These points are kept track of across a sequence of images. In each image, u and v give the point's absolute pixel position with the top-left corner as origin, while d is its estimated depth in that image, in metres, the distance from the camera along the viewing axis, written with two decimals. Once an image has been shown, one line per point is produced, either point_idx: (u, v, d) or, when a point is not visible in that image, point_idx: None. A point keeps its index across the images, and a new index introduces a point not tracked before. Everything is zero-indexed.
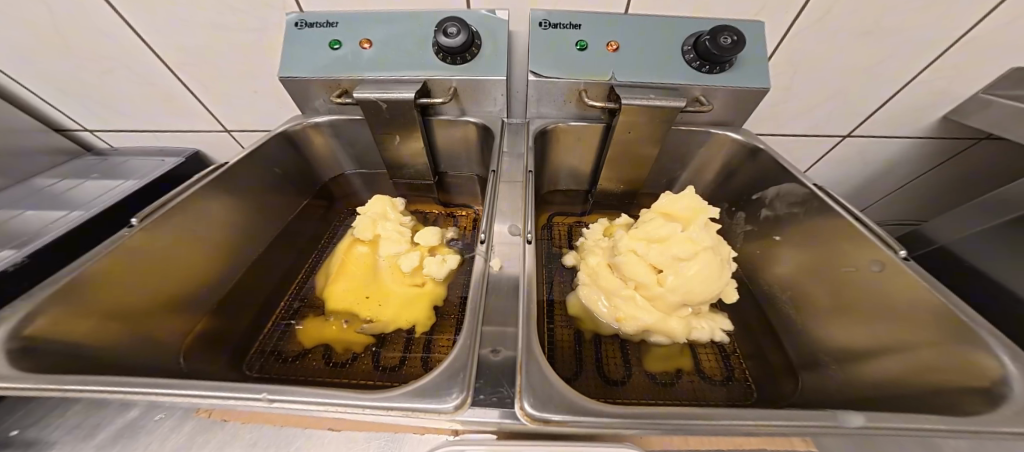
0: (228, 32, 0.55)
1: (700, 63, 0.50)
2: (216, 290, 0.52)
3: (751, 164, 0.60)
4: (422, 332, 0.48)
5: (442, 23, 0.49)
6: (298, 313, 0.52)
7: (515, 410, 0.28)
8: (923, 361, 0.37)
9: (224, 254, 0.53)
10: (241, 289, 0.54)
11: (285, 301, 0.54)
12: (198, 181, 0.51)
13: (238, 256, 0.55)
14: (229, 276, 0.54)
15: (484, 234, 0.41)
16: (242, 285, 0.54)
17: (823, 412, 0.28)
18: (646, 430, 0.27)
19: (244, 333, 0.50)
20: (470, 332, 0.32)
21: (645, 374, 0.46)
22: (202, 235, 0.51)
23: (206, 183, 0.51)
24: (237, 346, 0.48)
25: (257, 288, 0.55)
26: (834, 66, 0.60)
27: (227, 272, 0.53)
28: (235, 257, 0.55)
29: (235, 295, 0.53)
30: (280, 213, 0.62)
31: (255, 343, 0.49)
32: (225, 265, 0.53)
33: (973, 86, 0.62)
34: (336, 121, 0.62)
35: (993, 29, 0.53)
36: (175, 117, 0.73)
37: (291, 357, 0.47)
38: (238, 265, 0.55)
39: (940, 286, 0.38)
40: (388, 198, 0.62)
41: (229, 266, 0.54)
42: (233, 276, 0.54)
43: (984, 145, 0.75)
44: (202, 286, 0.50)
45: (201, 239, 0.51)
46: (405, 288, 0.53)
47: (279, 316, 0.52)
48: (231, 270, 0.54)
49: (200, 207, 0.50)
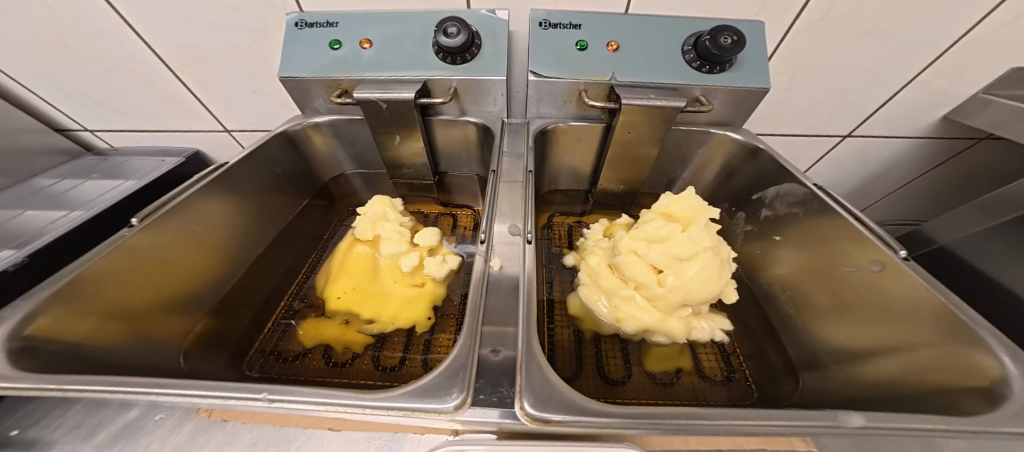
0: (228, 32, 0.55)
1: (700, 63, 0.50)
2: (216, 290, 0.52)
3: (751, 164, 0.60)
4: (422, 332, 0.48)
5: (442, 23, 0.49)
6: (298, 313, 0.52)
7: (515, 410, 0.28)
8: (923, 361, 0.37)
9: (224, 254, 0.53)
10: (241, 289, 0.54)
11: (285, 302, 0.54)
12: (198, 180, 0.51)
13: (238, 256, 0.55)
14: (229, 276, 0.54)
15: (484, 233, 0.41)
16: (242, 285, 0.54)
17: (823, 412, 0.28)
18: (646, 430, 0.27)
19: (244, 333, 0.50)
20: (470, 332, 0.32)
21: (645, 374, 0.46)
22: (202, 235, 0.51)
23: (206, 183, 0.51)
24: (237, 346, 0.48)
25: (257, 288, 0.55)
26: (834, 66, 0.60)
27: (227, 272, 0.53)
28: (236, 257, 0.55)
29: (235, 295, 0.53)
30: (281, 213, 0.62)
31: (255, 343, 0.49)
32: (225, 265, 0.53)
33: (974, 86, 0.62)
34: (336, 121, 0.62)
35: (993, 29, 0.53)
36: (175, 117, 0.73)
37: (291, 357, 0.47)
38: (238, 265, 0.55)
39: (940, 286, 0.38)
40: (387, 199, 0.62)
41: (230, 266, 0.54)
42: (234, 276, 0.54)
43: (984, 145, 0.75)
44: (202, 286, 0.50)
45: (202, 239, 0.51)
46: (405, 288, 0.53)
47: (279, 316, 0.52)
48: (232, 270, 0.54)
49: (200, 207, 0.50)
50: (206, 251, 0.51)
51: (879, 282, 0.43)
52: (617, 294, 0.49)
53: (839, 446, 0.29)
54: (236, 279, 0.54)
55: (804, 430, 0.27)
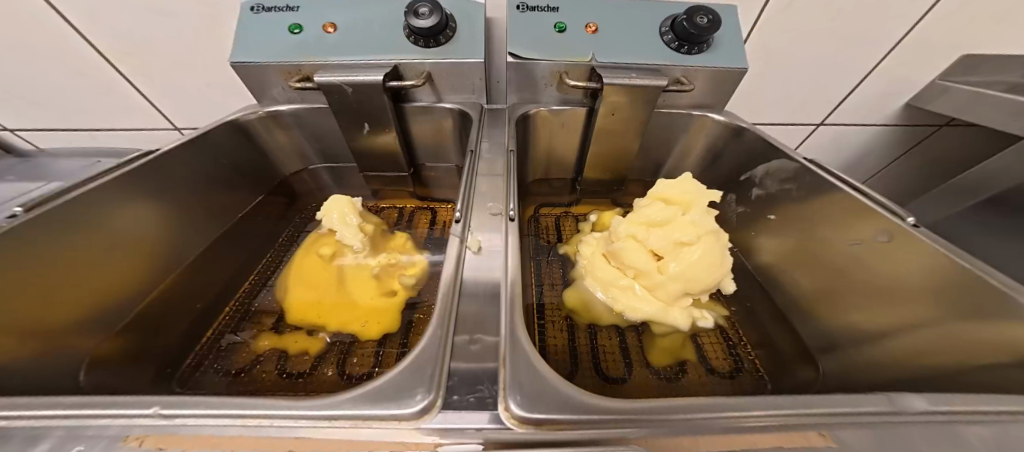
0: (174, 19, 0.51)
1: (678, 43, 0.50)
2: (134, 303, 0.43)
3: (737, 143, 0.58)
4: (397, 335, 0.42)
5: (413, 3, 0.47)
6: (246, 320, 0.46)
7: (499, 412, 0.23)
8: (955, 335, 0.34)
9: (152, 252, 0.45)
10: (164, 300, 0.45)
11: (229, 308, 0.48)
12: (124, 166, 0.43)
13: (166, 262, 0.47)
14: (150, 287, 0.45)
15: (458, 214, 0.38)
16: (173, 292, 0.46)
17: (876, 396, 0.25)
18: (649, 429, 0.23)
19: (180, 349, 0.43)
20: (442, 322, 0.28)
21: (649, 369, 0.42)
22: (123, 229, 0.43)
23: (138, 170, 0.44)
24: (176, 366, 0.41)
25: (191, 295, 0.47)
26: (804, 53, 0.62)
27: (155, 273, 0.45)
28: (165, 262, 0.47)
29: (158, 309, 0.44)
30: (227, 209, 0.55)
31: (203, 362, 0.42)
32: (148, 273, 0.45)
33: (931, 71, 0.66)
34: (298, 111, 0.57)
35: (947, 13, 0.56)
36: (114, 115, 0.66)
37: (234, 372, 0.40)
38: (162, 273, 0.46)
39: (958, 251, 0.36)
40: (345, 199, 0.56)
41: (154, 275, 0.45)
42: (161, 279, 0.46)
43: (945, 132, 0.79)
44: (121, 290, 0.42)
45: (124, 241, 0.43)
46: (378, 295, 0.46)
47: (222, 323, 0.46)
48: (155, 278, 0.45)
49: (125, 198, 0.43)
50: (129, 256, 0.43)
51: (887, 253, 0.41)
52: (614, 284, 0.47)
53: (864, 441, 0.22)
54: (158, 290, 0.45)
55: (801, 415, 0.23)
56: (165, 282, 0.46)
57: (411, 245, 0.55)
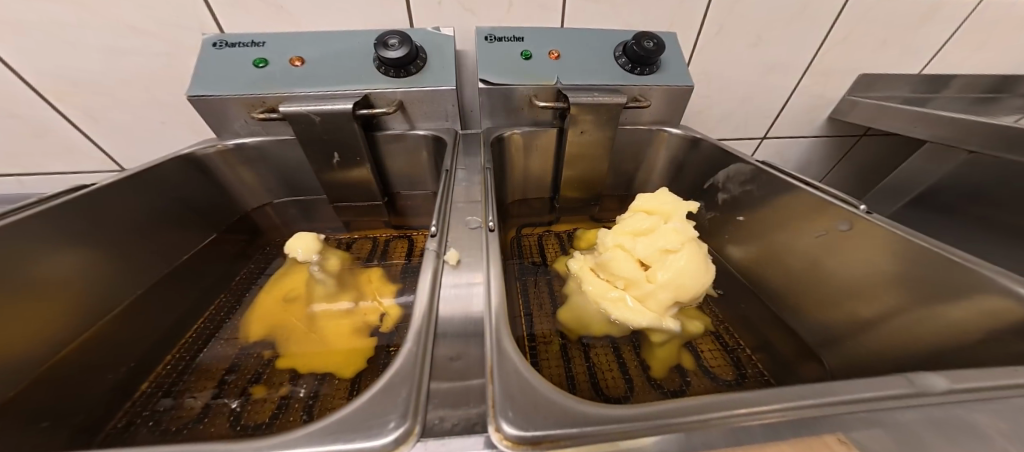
0: (128, 57, 0.55)
1: (632, 66, 0.55)
2: (23, 371, 0.33)
3: (696, 154, 0.62)
4: (369, 378, 0.36)
5: (384, 37, 0.49)
6: (193, 371, 0.39)
7: (492, 436, 0.20)
8: (936, 314, 0.35)
9: (78, 299, 0.38)
10: (69, 365, 0.36)
11: (172, 356, 0.41)
12: (49, 202, 0.38)
13: (80, 315, 0.38)
14: (50, 349, 0.35)
15: (435, 227, 0.36)
16: (100, 343, 0.38)
17: (896, 379, 0.24)
18: (671, 438, 0.19)
19: (103, 411, 0.34)
20: (417, 338, 0.25)
21: (651, 385, 0.39)
22: (40, 274, 0.36)
23: (70, 208, 0.39)
24: (90, 430, 0.33)
25: (123, 346, 0.39)
26: (737, 77, 0.71)
27: (77, 324, 0.38)
28: (76, 317, 0.38)
29: (59, 377, 0.35)
30: (179, 249, 0.49)
31: (117, 434, 0.33)
32: (51, 331, 0.36)
33: (840, 90, 0.77)
34: (262, 143, 0.55)
35: (836, 44, 0.69)
36: (51, 156, 0.65)
37: (173, 431, 0.33)
38: (70, 331, 0.37)
39: (912, 232, 0.38)
40: (311, 234, 0.53)
41: (57, 334, 0.36)
42: (88, 329, 0.39)
43: (864, 142, 0.91)
44: (27, 347, 0.34)
45: (22, 292, 0.34)
46: (342, 335, 0.40)
47: (160, 375, 0.39)
48: (59, 337, 0.36)
49: (46, 238, 0.37)
50: (26, 311, 0.34)
51: (845, 241, 0.43)
52: (604, 296, 0.44)
53: (883, 445, 0.20)
54: (59, 355, 0.36)
55: (805, 413, 0.22)
56: (72, 342, 0.37)
57: (382, 276, 0.50)
